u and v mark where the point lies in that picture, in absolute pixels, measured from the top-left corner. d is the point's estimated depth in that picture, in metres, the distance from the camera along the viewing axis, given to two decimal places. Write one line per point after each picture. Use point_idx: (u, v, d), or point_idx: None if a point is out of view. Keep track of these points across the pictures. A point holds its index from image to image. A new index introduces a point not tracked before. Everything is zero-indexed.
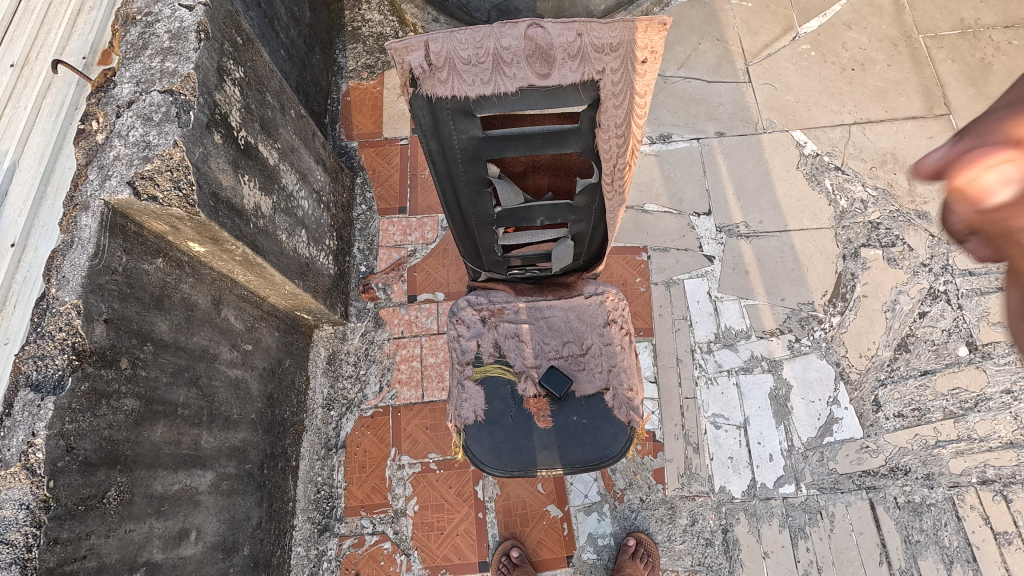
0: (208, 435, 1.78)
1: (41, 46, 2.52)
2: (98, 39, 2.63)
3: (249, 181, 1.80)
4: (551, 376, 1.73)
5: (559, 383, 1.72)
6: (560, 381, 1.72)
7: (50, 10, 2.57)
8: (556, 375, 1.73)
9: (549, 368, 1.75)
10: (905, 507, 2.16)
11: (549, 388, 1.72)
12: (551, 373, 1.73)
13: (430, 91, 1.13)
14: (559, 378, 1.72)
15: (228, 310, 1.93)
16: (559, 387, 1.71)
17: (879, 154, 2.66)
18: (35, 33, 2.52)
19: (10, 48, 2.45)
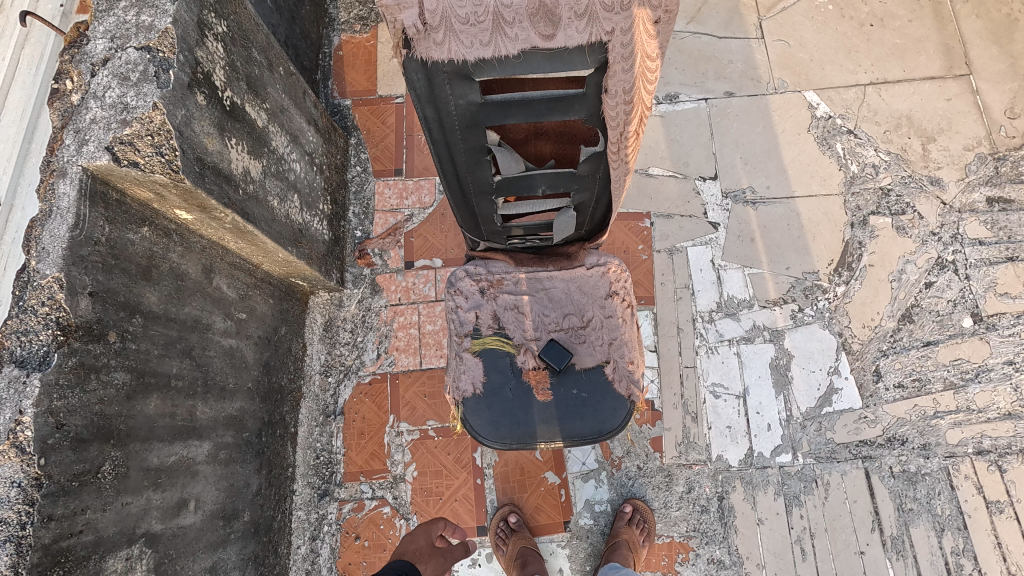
0: (203, 405, 1.77)
1: None
2: None
3: (236, 144, 1.71)
4: (551, 350, 1.69)
5: (560, 356, 1.68)
6: (560, 355, 1.69)
7: None
8: (556, 348, 1.70)
9: (549, 341, 1.71)
10: (899, 476, 2.18)
11: (549, 362, 1.69)
12: (551, 347, 1.70)
13: (425, 54, 1.05)
14: (560, 352, 1.69)
15: (220, 278, 1.88)
16: (560, 361, 1.68)
17: (894, 116, 2.56)
18: None
19: None
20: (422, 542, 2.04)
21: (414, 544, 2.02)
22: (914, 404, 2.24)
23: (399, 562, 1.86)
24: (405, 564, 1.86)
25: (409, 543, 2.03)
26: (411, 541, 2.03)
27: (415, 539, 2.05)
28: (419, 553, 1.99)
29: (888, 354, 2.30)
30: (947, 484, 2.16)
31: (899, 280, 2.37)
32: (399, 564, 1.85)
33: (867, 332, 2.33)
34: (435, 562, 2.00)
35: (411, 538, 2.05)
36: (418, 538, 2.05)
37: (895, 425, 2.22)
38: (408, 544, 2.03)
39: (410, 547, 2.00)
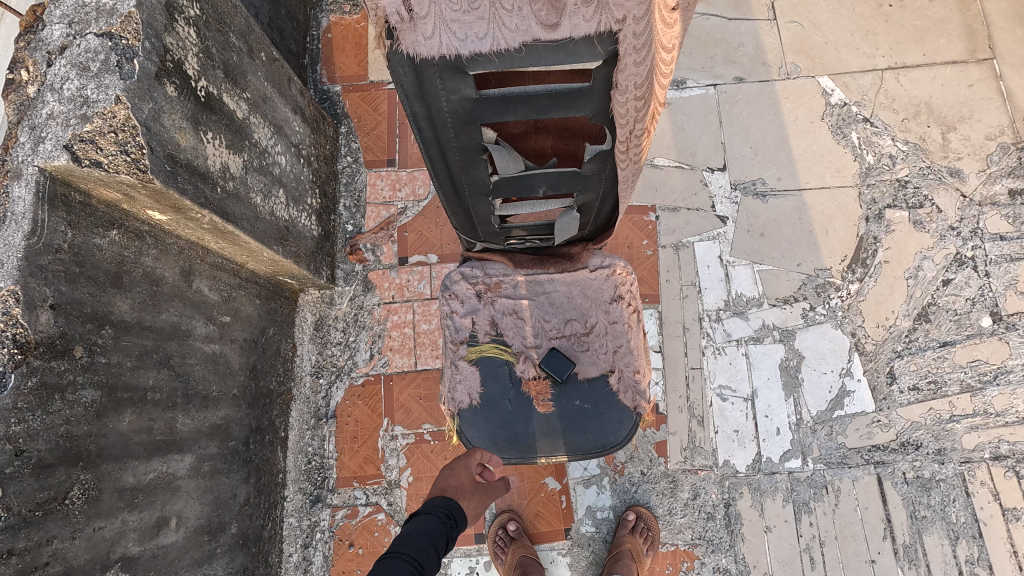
0: (184, 417, 1.67)
1: None
2: None
3: (213, 139, 1.58)
4: (552, 360, 1.62)
5: (562, 366, 1.61)
6: (562, 364, 1.61)
7: None
8: (557, 358, 1.61)
9: (549, 351, 1.63)
10: (913, 483, 2.10)
11: (550, 372, 1.61)
12: (552, 356, 1.62)
13: (412, 48, 0.93)
14: (562, 361, 1.61)
15: (200, 281, 1.77)
16: (562, 372, 1.60)
17: (913, 104, 2.42)
18: None
19: None
20: (463, 476, 1.61)
21: (452, 482, 1.60)
22: (929, 407, 2.15)
23: (439, 498, 1.54)
24: (447, 499, 1.54)
25: (446, 480, 1.61)
26: (448, 476, 1.61)
27: (455, 473, 1.62)
28: (459, 492, 1.58)
29: (902, 355, 2.21)
30: (962, 491, 2.08)
31: (915, 277, 2.26)
32: (440, 500, 1.54)
33: (882, 332, 2.23)
34: (481, 498, 1.63)
35: (450, 470, 1.63)
36: (457, 472, 1.62)
37: (909, 429, 2.14)
38: (443, 477, 1.61)
39: (448, 486, 1.59)
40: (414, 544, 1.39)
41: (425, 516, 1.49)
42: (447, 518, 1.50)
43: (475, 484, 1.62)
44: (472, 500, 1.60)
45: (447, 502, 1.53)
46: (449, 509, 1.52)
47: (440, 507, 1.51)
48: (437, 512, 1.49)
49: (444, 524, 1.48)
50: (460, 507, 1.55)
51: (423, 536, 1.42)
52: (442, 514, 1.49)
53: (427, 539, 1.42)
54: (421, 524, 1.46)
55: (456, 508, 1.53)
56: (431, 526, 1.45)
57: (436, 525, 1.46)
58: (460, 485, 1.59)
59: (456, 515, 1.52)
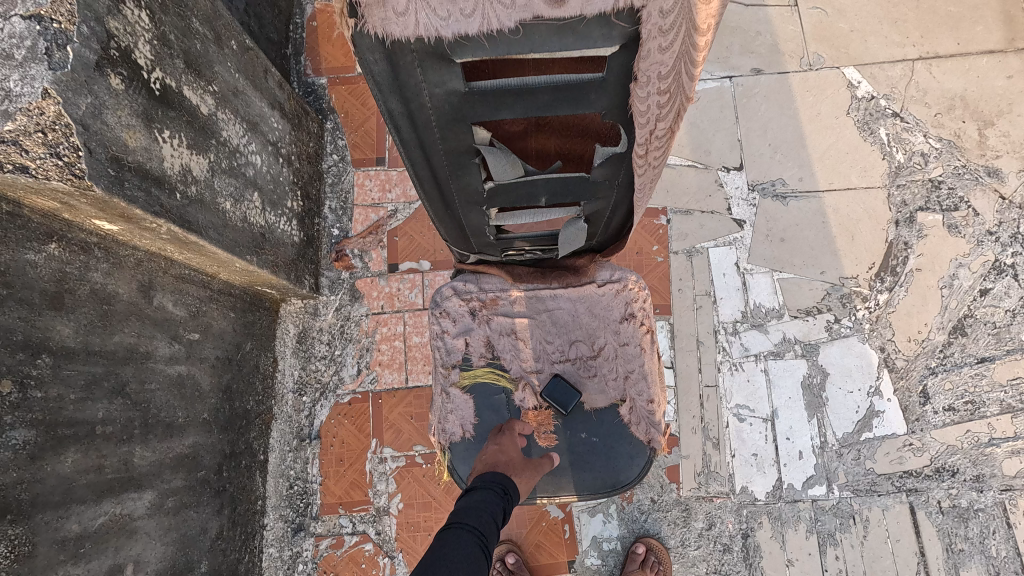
0: (143, 449, 1.49)
1: None
2: None
3: (171, 138, 1.39)
4: (556, 389, 1.46)
5: (567, 396, 1.45)
6: (568, 394, 1.45)
7: None
8: (562, 387, 1.46)
9: (553, 379, 1.47)
10: (949, 512, 1.93)
11: (554, 403, 1.45)
12: (556, 385, 1.46)
13: (382, 28, 0.74)
14: (567, 391, 1.45)
15: (163, 296, 1.59)
16: (568, 403, 1.44)
17: (947, 97, 2.22)
18: None
19: None
20: (511, 451, 1.39)
21: (499, 458, 1.37)
22: (966, 430, 1.97)
23: (490, 474, 1.32)
24: (499, 474, 1.31)
25: (492, 457, 1.38)
26: (492, 454, 1.39)
27: (503, 447, 1.40)
28: (510, 467, 1.35)
29: (937, 372, 2.02)
30: (1002, 521, 1.91)
31: (950, 287, 2.08)
32: (491, 476, 1.31)
33: (913, 347, 2.05)
34: (534, 473, 1.37)
35: (494, 445, 1.41)
36: (506, 447, 1.40)
37: (944, 453, 1.96)
38: (488, 455, 1.39)
39: (496, 461, 1.36)
40: (473, 521, 1.21)
41: (480, 491, 1.29)
42: (505, 494, 1.28)
43: (523, 460, 1.39)
44: (525, 477, 1.35)
45: (500, 477, 1.31)
46: (505, 484, 1.30)
47: (494, 481, 1.30)
48: (492, 488, 1.28)
49: (502, 500, 1.27)
50: (516, 481, 1.33)
51: (481, 512, 1.23)
52: (499, 490, 1.28)
53: (486, 515, 1.23)
54: (477, 499, 1.26)
55: (512, 483, 1.31)
56: (489, 502, 1.26)
57: (494, 503, 1.26)
58: (508, 461, 1.36)
59: (513, 490, 1.31)
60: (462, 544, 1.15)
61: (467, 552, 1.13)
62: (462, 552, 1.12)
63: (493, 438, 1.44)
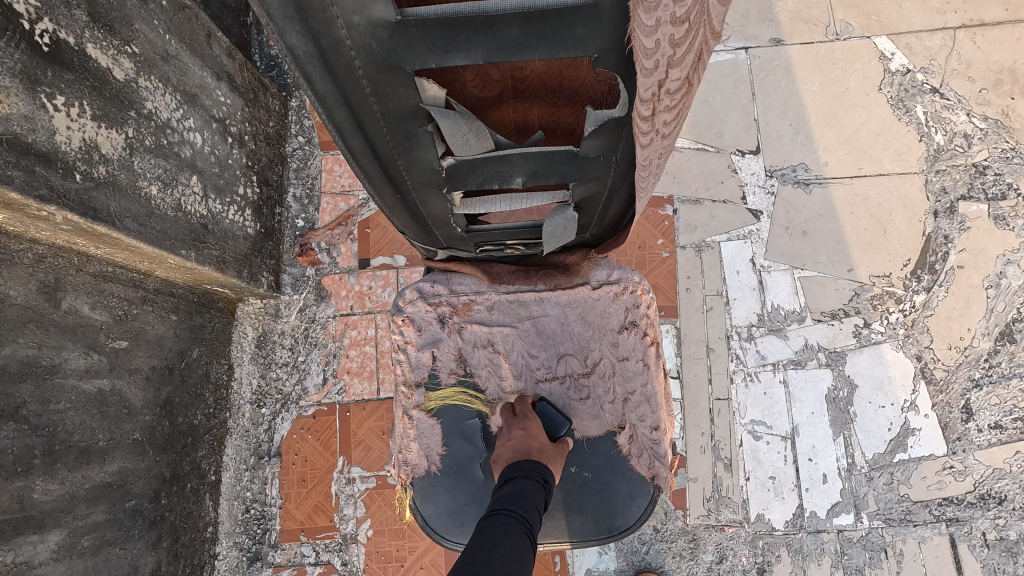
0: (45, 483, 1.25)
1: None
2: None
3: (68, 106, 1.14)
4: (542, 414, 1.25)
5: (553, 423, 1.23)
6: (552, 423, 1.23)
7: None
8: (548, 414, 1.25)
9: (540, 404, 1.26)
10: (995, 546, 1.68)
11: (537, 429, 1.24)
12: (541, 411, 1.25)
13: None
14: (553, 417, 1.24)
15: (74, 299, 1.34)
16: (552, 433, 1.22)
17: (993, 70, 1.95)
18: None
19: None
20: (542, 437, 1.16)
21: (530, 442, 1.14)
22: (1015, 451, 1.72)
23: (526, 462, 1.10)
24: (536, 463, 1.10)
25: (521, 442, 1.15)
26: (519, 437, 1.16)
27: (531, 432, 1.16)
28: (544, 453, 1.14)
29: (981, 385, 1.77)
30: None
31: (996, 287, 1.82)
32: (529, 463, 1.10)
33: (954, 355, 1.80)
34: (564, 458, 1.18)
35: (520, 429, 1.17)
36: (535, 430, 1.17)
37: (990, 478, 1.71)
38: (515, 440, 1.15)
39: (528, 447, 1.13)
40: (517, 513, 1.00)
41: (518, 479, 1.07)
42: (545, 485, 1.09)
43: (555, 445, 1.17)
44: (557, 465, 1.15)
45: (537, 466, 1.10)
46: (543, 475, 1.10)
47: (532, 470, 1.09)
48: (532, 478, 1.07)
49: (542, 491, 1.07)
50: (551, 469, 1.13)
51: (526, 503, 1.03)
52: (539, 480, 1.08)
53: (531, 507, 1.03)
54: (517, 489, 1.05)
55: (548, 473, 1.11)
56: (532, 492, 1.05)
57: (536, 493, 1.06)
58: (542, 447, 1.14)
59: (550, 482, 1.11)
60: (512, 541, 0.94)
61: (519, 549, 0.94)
62: (513, 552, 0.93)
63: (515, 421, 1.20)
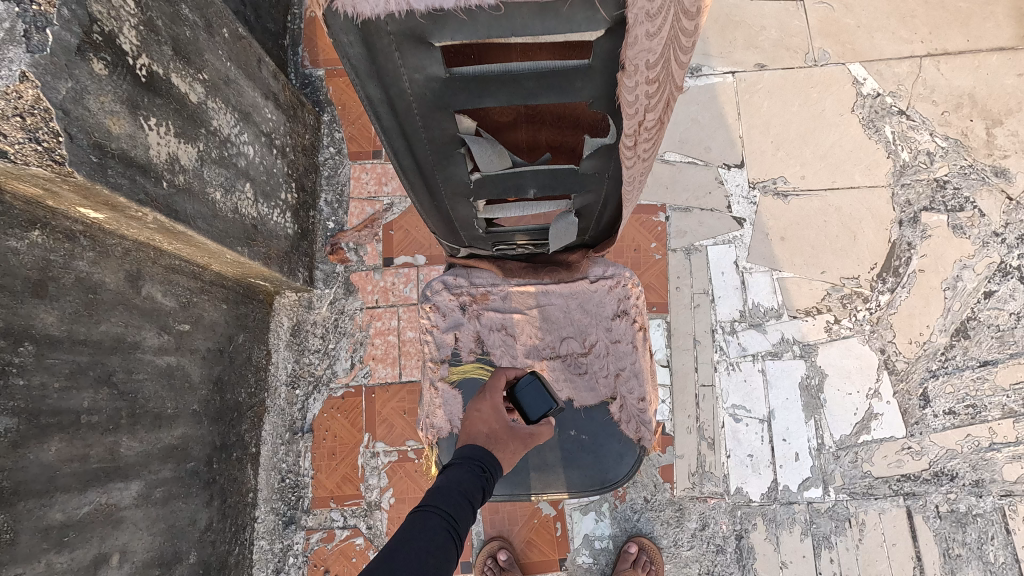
0: (129, 440, 1.49)
1: None
2: None
3: (157, 126, 1.37)
4: (528, 388, 1.34)
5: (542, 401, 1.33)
6: (541, 402, 1.32)
7: None
8: (536, 391, 1.33)
9: (528, 377, 1.34)
10: (947, 517, 1.89)
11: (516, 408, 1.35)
12: (529, 386, 1.34)
13: (353, 9, 0.70)
14: (542, 397, 1.33)
15: (151, 287, 1.58)
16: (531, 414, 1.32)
17: (954, 95, 2.18)
18: None
19: None
20: (494, 421, 1.28)
21: (479, 428, 1.28)
22: (967, 434, 1.94)
23: (469, 447, 1.23)
24: (479, 449, 1.22)
25: (475, 425, 1.29)
26: (473, 422, 1.30)
27: (484, 416, 1.29)
28: (491, 439, 1.25)
29: (938, 375, 1.99)
30: (1002, 528, 1.88)
31: (953, 288, 2.04)
32: (470, 449, 1.22)
33: (914, 349, 2.02)
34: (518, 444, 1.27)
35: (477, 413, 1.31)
36: (488, 416, 1.29)
37: (944, 458, 1.93)
38: (472, 423, 1.30)
39: (476, 432, 1.27)
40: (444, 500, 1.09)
41: (458, 465, 1.19)
42: (483, 473, 1.18)
43: (507, 429, 1.27)
44: (507, 450, 1.25)
45: (479, 454, 1.21)
46: (483, 462, 1.20)
47: (472, 455, 1.20)
48: (469, 462, 1.19)
49: (478, 479, 1.16)
50: (496, 456, 1.23)
51: (456, 491, 1.11)
52: (475, 465, 1.18)
53: (460, 496, 1.10)
54: (452, 475, 1.15)
55: (491, 459, 1.21)
56: (466, 480, 1.14)
57: (471, 480, 1.15)
58: (490, 433, 1.26)
59: (492, 468, 1.20)
60: (430, 528, 1.02)
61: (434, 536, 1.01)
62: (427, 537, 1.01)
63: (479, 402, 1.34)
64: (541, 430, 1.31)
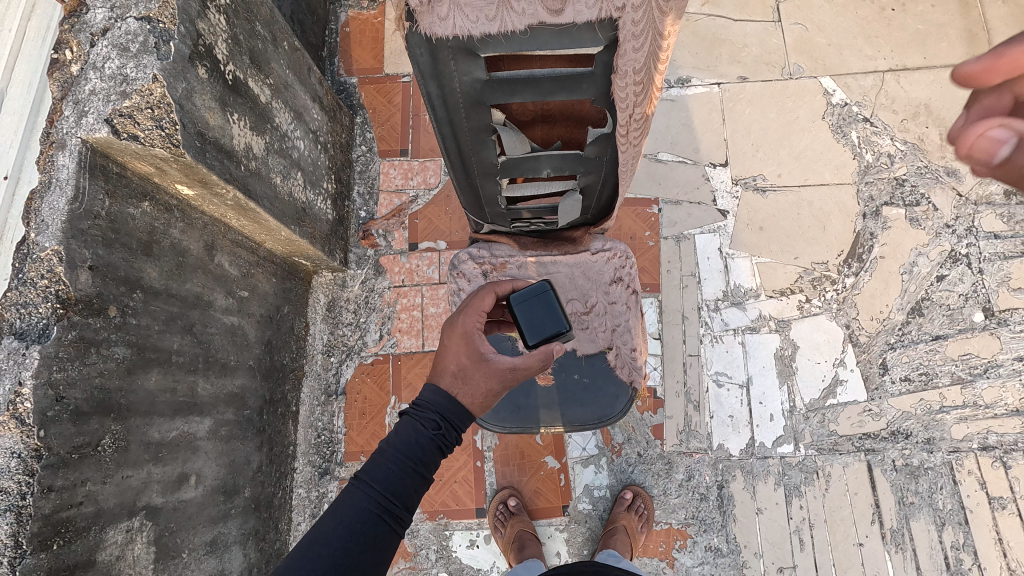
0: (205, 382, 1.77)
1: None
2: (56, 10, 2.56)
3: (238, 120, 1.68)
4: (535, 298, 1.31)
5: (554, 318, 1.30)
6: (551, 318, 1.30)
7: None
8: (544, 303, 1.31)
9: (531, 294, 1.30)
10: (902, 470, 2.18)
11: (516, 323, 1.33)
12: (539, 296, 1.31)
13: (429, 29, 1.00)
14: (554, 316, 1.30)
15: (222, 256, 1.87)
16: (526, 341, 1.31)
17: (912, 105, 2.48)
18: None
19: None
20: (462, 358, 1.26)
21: (448, 364, 1.27)
22: (920, 398, 2.23)
23: (433, 389, 1.25)
24: (439, 395, 1.23)
25: (449, 358, 1.28)
26: (446, 353, 1.29)
27: (454, 350, 1.28)
28: (457, 378, 1.26)
29: (895, 347, 2.28)
30: (950, 479, 2.17)
31: (909, 272, 2.33)
32: (430, 394, 1.24)
33: (876, 325, 2.30)
34: (485, 381, 1.25)
35: (453, 343, 1.29)
36: (457, 353, 1.27)
37: (899, 418, 2.22)
38: (448, 353, 1.29)
39: (447, 366, 1.27)
40: (369, 477, 1.15)
41: (414, 414, 1.22)
42: (434, 431, 1.20)
43: (479, 364, 1.25)
44: (475, 388, 1.25)
45: (439, 402, 1.23)
46: (438, 416, 1.22)
47: (432, 398, 1.23)
48: (426, 410, 1.22)
49: (430, 436, 1.19)
50: (457, 397, 1.25)
51: (394, 459, 1.16)
52: (432, 412, 1.22)
53: (398, 466, 1.16)
54: (398, 435, 1.19)
55: (451, 401, 1.24)
56: (410, 445, 1.18)
57: (416, 443, 1.18)
58: (457, 372, 1.26)
59: (449, 419, 1.22)
60: (356, 507, 1.12)
61: (355, 519, 1.11)
62: (349, 519, 1.11)
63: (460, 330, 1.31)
64: (524, 364, 1.26)
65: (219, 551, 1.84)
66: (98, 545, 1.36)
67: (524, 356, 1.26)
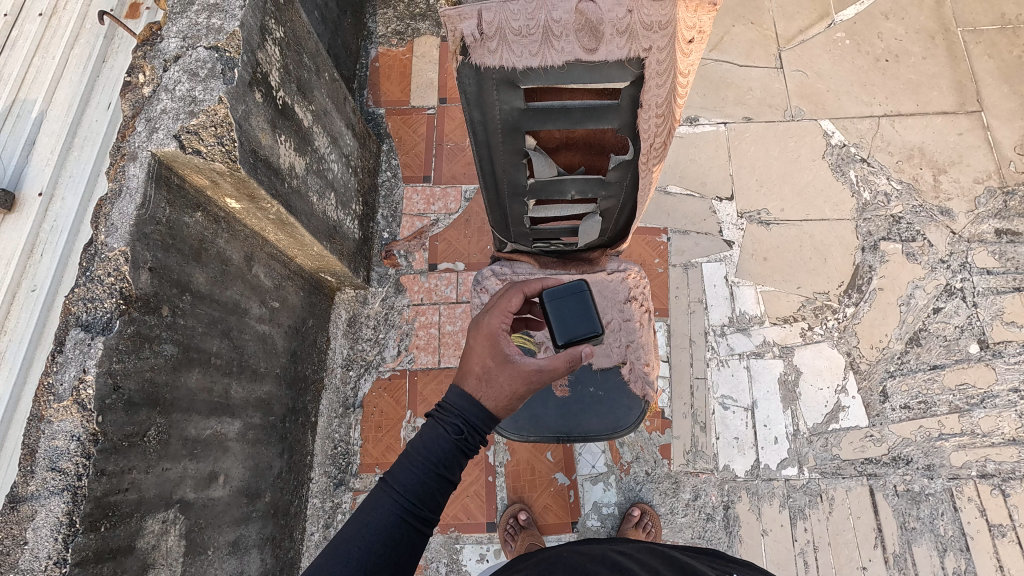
0: (237, 385, 1.86)
1: (41, 58, 2.67)
2: (104, 44, 2.75)
3: (285, 142, 1.83)
4: (571, 296, 1.34)
5: (587, 319, 1.33)
6: (584, 318, 1.33)
7: (46, 32, 2.70)
8: (579, 302, 1.34)
9: (569, 292, 1.34)
10: (903, 495, 2.24)
11: (548, 321, 1.34)
12: (574, 295, 1.34)
13: (479, 61, 1.14)
14: (586, 318, 1.33)
15: (259, 267, 1.97)
16: (556, 339, 1.33)
17: (907, 148, 2.64)
18: (36, 42, 2.68)
19: (43, 64, 2.66)
20: (487, 359, 1.21)
21: (472, 365, 1.22)
22: (919, 425, 2.31)
23: (456, 392, 1.18)
24: (462, 398, 1.17)
25: (475, 359, 1.23)
26: (472, 354, 1.24)
27: (479, 352, 1.23)
28: (481, 380, 1.19)
29: (895, 375, 2.38)
30: (950, 505, 2.23)
31: (907, 304, 2.45)
32: (452, 397, 1.17)
33: (875, 353, 2.40)
34: (511, 382, 1.18)
35: (479, 345, 1.24)
36: (483, 354, 1.22)
37: (900, 444, 2.30)
38: (473, 355, 1.23)
39: (470, 368, 1.22)
40: (390, 483, 1.09)
41: (437, 418, 1.15)
42: (456, 436, 1.13)
43: (504, 365, 1.19)
44: (501, 390, 1.18)
45: (460, 405, 1.16)
46: (460, 420, 1.15)
47: (456, 402, 1.17)
48: (450, 414, 1.15)
49: (453, 441, 1.12)
50: (481, 401, 1.18)
51: (417, 463, 1.10)
52: (454, 417, 1.15)
53: (421, 471, 1.10)
54: (421, 440, 1.13)
55: (473, 406, 1.16)
56: (432, 450, 1.11)
57: (437, 448, 1.11)
58: (482, 373, 1.20)
59: (472, 423, 1.15)
60: (380, 513, 1.06)
61: (378, 526, 1.05)
62: (369, 531, 1.05)
63: (484, 331, 1.27)
64: (551, 365, 1.20)
65: (240, 552, 1.88)
66: (138, 532, 1.43)
67: (551, 357, 1.22)
